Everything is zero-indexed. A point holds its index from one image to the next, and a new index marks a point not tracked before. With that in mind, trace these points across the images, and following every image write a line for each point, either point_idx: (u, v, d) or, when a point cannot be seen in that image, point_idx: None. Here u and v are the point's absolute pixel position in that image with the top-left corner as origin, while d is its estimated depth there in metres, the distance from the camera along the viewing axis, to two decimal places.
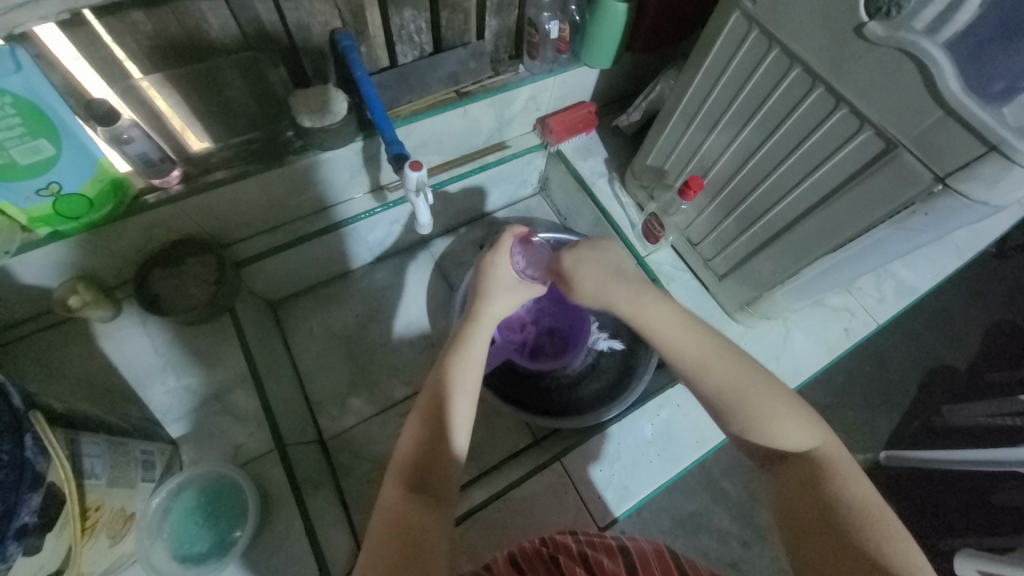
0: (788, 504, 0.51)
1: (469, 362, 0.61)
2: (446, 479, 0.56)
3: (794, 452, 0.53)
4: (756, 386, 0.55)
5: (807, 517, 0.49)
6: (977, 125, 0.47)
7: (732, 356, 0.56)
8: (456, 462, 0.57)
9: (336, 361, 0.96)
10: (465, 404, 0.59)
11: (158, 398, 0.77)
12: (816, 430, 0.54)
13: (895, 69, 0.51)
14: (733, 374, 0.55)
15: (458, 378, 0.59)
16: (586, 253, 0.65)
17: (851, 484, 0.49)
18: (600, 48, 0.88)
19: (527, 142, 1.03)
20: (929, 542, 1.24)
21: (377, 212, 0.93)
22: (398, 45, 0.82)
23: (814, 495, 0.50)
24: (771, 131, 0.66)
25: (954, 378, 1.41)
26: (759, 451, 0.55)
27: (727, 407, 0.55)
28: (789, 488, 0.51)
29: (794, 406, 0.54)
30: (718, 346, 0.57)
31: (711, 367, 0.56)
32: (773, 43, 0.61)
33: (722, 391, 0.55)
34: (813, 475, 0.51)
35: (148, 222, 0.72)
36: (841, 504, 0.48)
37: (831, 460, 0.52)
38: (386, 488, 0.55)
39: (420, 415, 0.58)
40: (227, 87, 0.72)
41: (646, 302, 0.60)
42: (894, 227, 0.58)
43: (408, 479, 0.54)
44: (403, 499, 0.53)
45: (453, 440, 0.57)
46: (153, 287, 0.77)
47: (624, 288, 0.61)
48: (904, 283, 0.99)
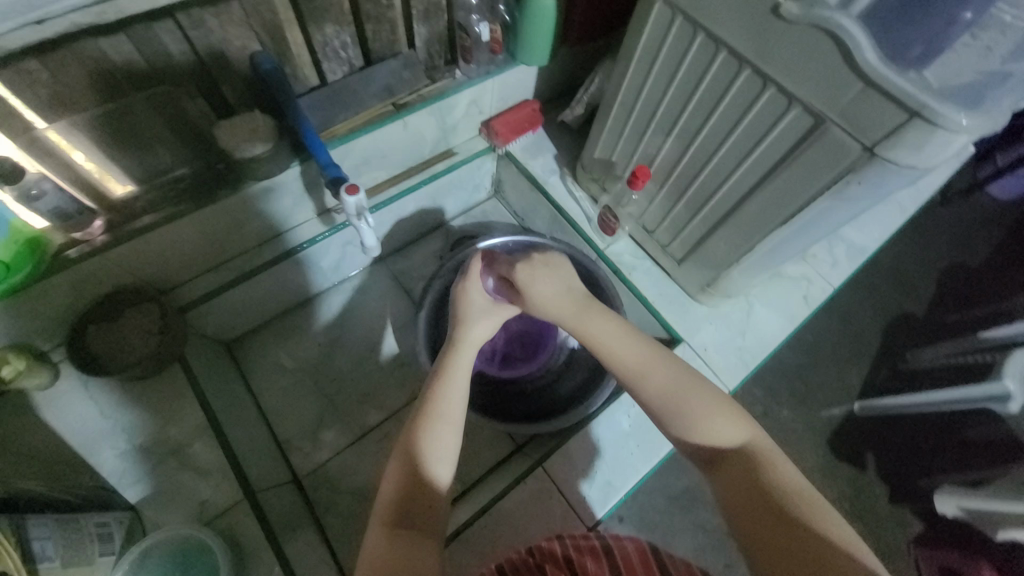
0: (729, 496, 0.50)
1: (446, 390, 0.61)
2: (430, 512, 0.54)
3: (729, 446, 0.52)
4: (689, 385, 0.56)
5: (746, 500, 0.48)
6: (897, 95, 0.48)
7: (666, 364, 0.58)
8: (439, 494, 0.56)
9: (302, 394, 0.93)
10: (444, 433, 0.58)
11: (109, 462, 0.71)
12: (747, 423, 0.54)
13: (813, 46, 0.52)
14: (668, 380, 0.57)
15: (437, 406, 0.59)
16: (539, 268, 0.65)
17: (785, 471, 0.50)
18: (534, 46, 0.87)
19: (474, 146, 1.01)
20: (910, 484, 1.29)
21: (324, 237, 0.89)
22: (325, 63, 0.78)
23: (752, 481, 0.49)
24: (707, 116, 0.66)
25: (913, 325, 1.47)
26: (697, 449, 0.54)
27: (664, 408, 0.55)
28: (729, 478, 0.50)
29: (725, 405, 0.55)
30: (656, 353, 0.59)
31: (648, 371, 0.57)
32: (697, 29, 0.61)
33: (661, 394, 0.56)
34: (749, 465, 0.50)
35: (77, 278, 0.68)
36: (777, 488, 0.48)
37: (764, 451, 0.52)
38: (370, 530, 0.53)
39: (400, 449, 0.58)
40: (144, 124, 0.67)
41: (595, 318, 0.61)
42: (833, 198, 0.59)
43: (390, 517, 0.53)
44: (386, 536, 0.51)
45: (435, 470, 0.56)
46: (91, 345, 0.73)
47: (572, 304, 0.62)
48: (854, 244, 1.02)
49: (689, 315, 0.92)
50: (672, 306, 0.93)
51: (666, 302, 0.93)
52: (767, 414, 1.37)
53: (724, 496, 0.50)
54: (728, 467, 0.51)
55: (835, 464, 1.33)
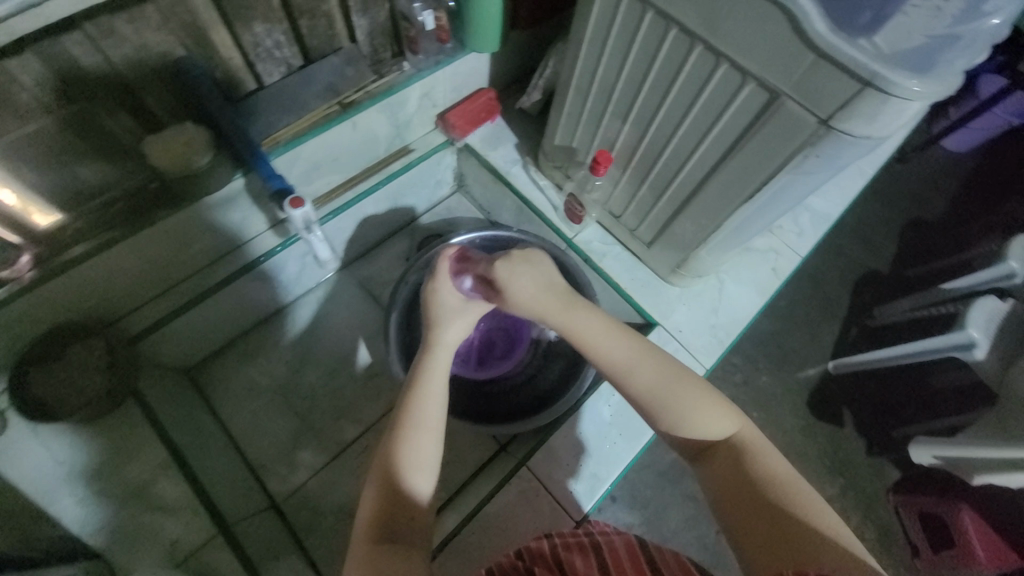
0: (717, 488, 0.51)
1: (422, 397, 0.58)
2: (414, 526, 0.53)
3: (717, 440, 0.53)
4: (677, 378, 0.55)
5: (733, 492, 0.49)
6: (849, 65, 0.47)
7: (652, 358, 0.56)
8: (422, 505, 0.54)
9: (275, 414, 0.90)
10: (423, 443, 0.56)
11: (70, 510, 0.66)
12: (735, 415, 0.54)
13: (762, 18, 0.50)
14: (654, 374, 0.55)
15: (414, 414, 0.57)
16: (519, 264, 0.61)
17: (773, 460, 0.50)
18: (483, 32, 0.83)
19: (431, 141, 0.97)
20: (885, 434, 1.34)
21: (279, 251, 0.85)
22: (260, 65, 0.73)
23: (740, 473, 0.50)
24: (663, 97, 0.65)
25: (878, 283, 1.50)
26: (687, 444, 0.55)
27: (651, 404, 0.54)
28: (717, 471, 0.51)
29: (712, 398, 0.54)
30: (642, 347, 0.57)
31: (633, 367, 0.56)
32: (646, 6, 0.58)
33: (648, 390, 0.55)
34: (736, 458, 0.51)
35: (8, 318, 0.63)
36: (765, 478, 0.48)
37: (751, 443, 0.52)
38: (353, 552, 0.51)
39: (379, 463, 0.56)
40: (60, 148, 0.62)
41: (578, 313, 0.59)
42: (792, 173, 0.59)
43: (373, 538, 0.51)
44: (369, 555, 0.49)
45: (416, 482, 0.55)
46: (36, 390, 0.67)
47: (556, 301, 0.59)
48: (818, 212, 1.03)
49: (662, 298, 0.92)
50: (645, 291, 0.92)
51: (638, 287, 0.92)
52: (747, 382, 1.39)
53: (713, 489, 0.51)
54: (717, 461, 0.52)
55: (813, 425, 1.36)
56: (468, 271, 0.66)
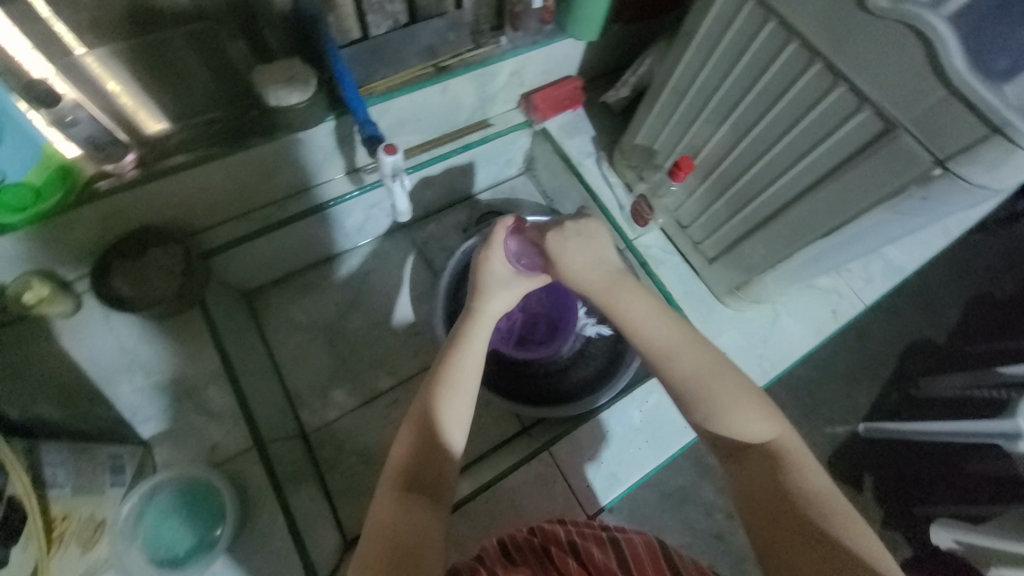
0: (745, 490, 0.51)
1: (465, 358, 0.59)
2: (442, 479, 0.54)
3: (753, 441, 0.52)
4: (719, 372, 0.55)
5: (762, 497, 0.49)
6: (982, 107, 0.44)
7: (695, 347, 0.56)
8: (452, 462, 0.55)
9: (316, 351, 0.93)
10: (460, 403, 0.57)
11: (126, 396, 0.73)
12: (776, 422, 0.53)
13: (896, 44, 0.48)
14: (696, 364, 0.55)
15: (454, 373, 0.58)
16: (571, 239, 0.62)
17: (808, 473, 0.49)
18: (586, 19, 0.83)
19: (511, 119, 0.98)
20: (904, 510, 1.29)
21: (353, 196, 0.87)
22: (370, 15, 0.75)
23: (772, 480, 0.49)
24: (765, 111, 0.63)
25: (932, 351, 1.43)
26: (719, 442, 0.54)
27: (687, 393, 0.55)
28: (749, 473, 0.51)
29: (754, 398, 0.54)
30: (687, 335, 0.57)
31: (674, 354, 0.56)
32: (770, 15, 0.57)
33: (686, 378, 0.55)
34: (770, 463, 0.51)
35: (106, 211, 0.67)
36: (797, 490, 0.48)
37: (787, 451, 0.51)
38: (381, 490, 0.53)
39: (414, 414, 0.57)
40: (181, 60, 0.67)
41: (623, 293, 0.60)
42: (889, 211, 0.56)
43: (402, 481, 0.53)
44: (397, 502, 0.51)
45: (449, 439, 0.56)
46: (115, 283, 0.72)
47: (601, 278, 0.61)
48: (892, 262, 0.98)
49: (712, 316, 0.90)
50: (697, 306, 0.91)
51: (690, 301, 0.91)
52: None
53: (742, 491, 0.51)
54: (750, 463, 0.52)
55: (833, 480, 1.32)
56: (517, 235, 0.67)
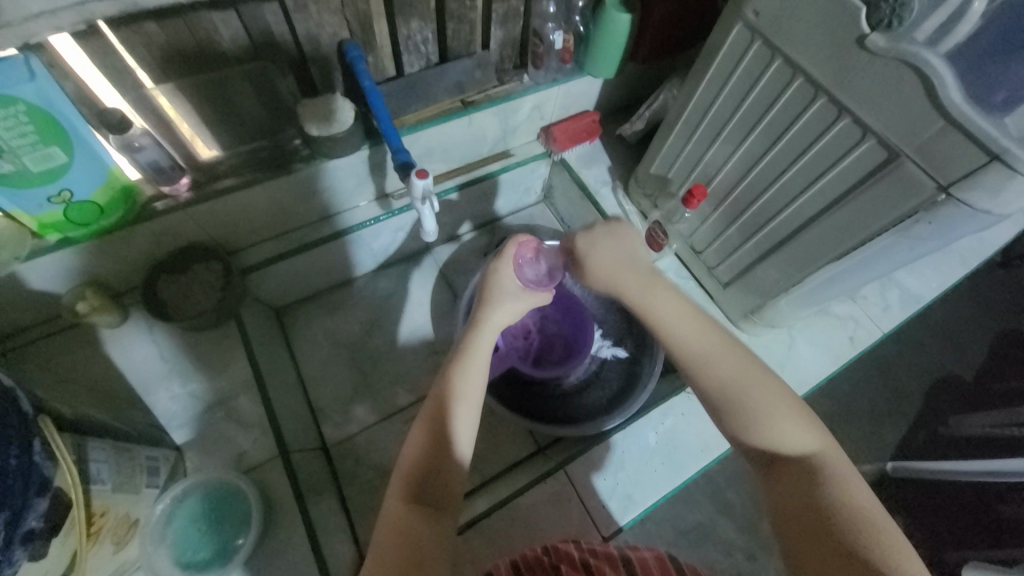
0: (781, 502, 0.51)
1: (472, 370, 0.61)
2: (448, 487, 0.55)
3: (793, 453, 0.53)
4: (757, 383, 0.56)
5: (798, 509, 0.49)
6: (979, 136, 0.47)
7: (735, 358, 0.58)
8: (459, 471, 0.56)
9: (339, 367, 0.97)
10: (468, 413, 0.58)
11: (163, 404, 0.77)
12: (816, 433, 0.54)
13: (896, 78, 0.52)
14: (736, 373, 0.57)
15: (464, 384, 0.59)
16: (601, 237, 0.66)
17: (847, 487, 0.50)
18: (603, 58, 0.89)
19: (531, 150, 1.03)
20: (936, 555, 1.22)
21: (382, 219, 0.93)
22: (405, 55, 0.82)
23: (809, 493, 0.50)
24: (774, 141, 0.66)
25: (959, 387, 1.39)
26: (757, 452, 0.55)
27: (726, 402, 0.56)
28: (784, 484, 0.52)
29: (796, 410, 0.55)
30: (727, 343, 0.59)
31: (715, 360, 0.58)
32: (776, 54, 0.61)
33: (728, 388, 0.56)
34: (807, 474, 0.51)
35: (157, 229, 0.73)
36: (834, 504, 0.48)
37: (827, 465, 0.52)
38: (390, 496, 0.54)
39: (424, 422, 0.58)
40: (238, 95, 0.73)
41: (658, 294, 0.63)
42: (898, 235, 0.58)
43: (411, 488, 0.54)
44: (406, 509, 0.52)
45: (457, 449, 0.57)
46: (160, 294, 0.78)
47: (637, 278, 0.64)
48: (909, 291, 0.99)
49: None
50: None
51: None
52: None
53: (778, 503, 0.51)
54: (786, 474, 0.52)
55: None
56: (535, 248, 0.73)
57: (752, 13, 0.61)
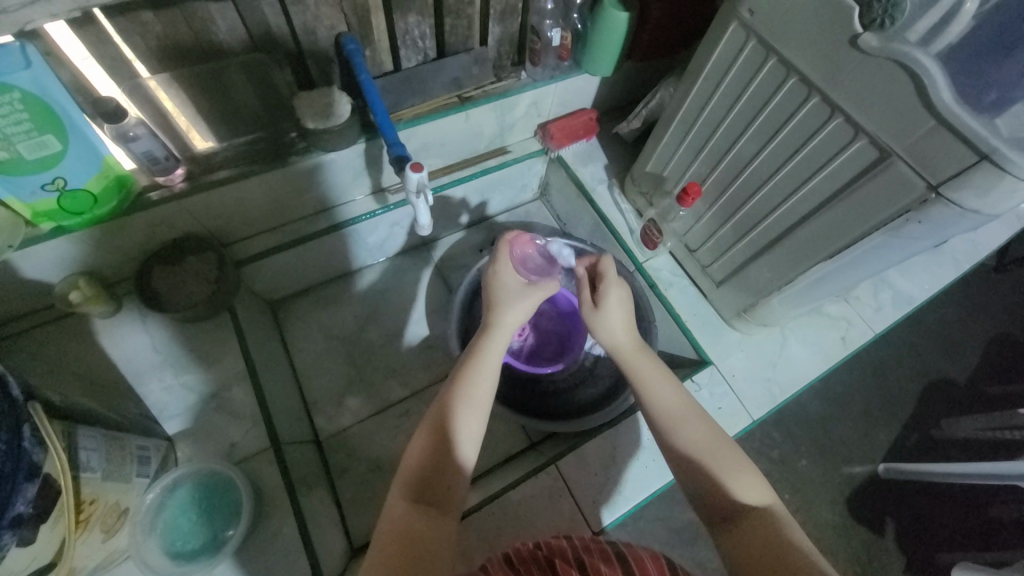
0: (740, 554, 0.50)
1: (479, 375, 0.61)
2: (451, 489, 0.55)
3: (752, 506, 0.53)
4: (721, 449, 0.58)
5: (758, 557, 0.48)
6: (970, 136, 0.47)
7: (702, 426, 0.59)
8: (462, 475, 0.56)
9: (333, 360, 0.97)
10: (473, 415, 0.58)
11: (155, 394, 0.77)
12: (765, 489, 0.55)
13: (888, 78, 0.52)
14: (699, 435, 0.58)
15: (476, 384, 0.60)
16: (625, 299, 0.68)
17: (803, 537, 0.50)
18: (600, 57, 0.89)
19: (528, 147, 1.03)
20: (926, 557, 1.23)
21: (379, 213, 0.93)
22: (402, 50, 0.82)
23: (770, 541, 0.49)
24: (767, 141, 0.67)
25: (952, 391, 1.39)
26: (714, 510, 0.54)
27: (695, 463, 0.57)
28: (742, 533, 0.51)
29: (747, 467, 0.56)
30: (691, 408, 0.61)
31: (683, 424, 0.59)
32: (770, 53, 0.62)
33: (693, 455, 0.57)
34: (764, 523, 0.51)
35: (152, 219, 0.73)
36: (794, 550, 0.48)
37: (777, 512, 0.53)
38: (391, 496, 0.54)
39: (427, 424, 0.58)
40: (233, 87, 0.73)
41: (640, 360, 0.64)
42: (889, 234, 0.59)
43: (413, 489, 0.54)
44: (407, 509, 0.52)
45: (460, 452, 0.57)
46: (154, 285, 0.78)
47: (632, 340, 0.66)
48: (901, 292, 0.99)
49: (721, 339, 0.91)
50: (705, 328, 0.92)
51: (699, 323, 0.93)
52: (784, 460, 1.31)
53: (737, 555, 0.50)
54: (741, 525, 0.51)
55: (852, 522, 1.26)
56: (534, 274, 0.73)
57: (748, 11, 0.62)
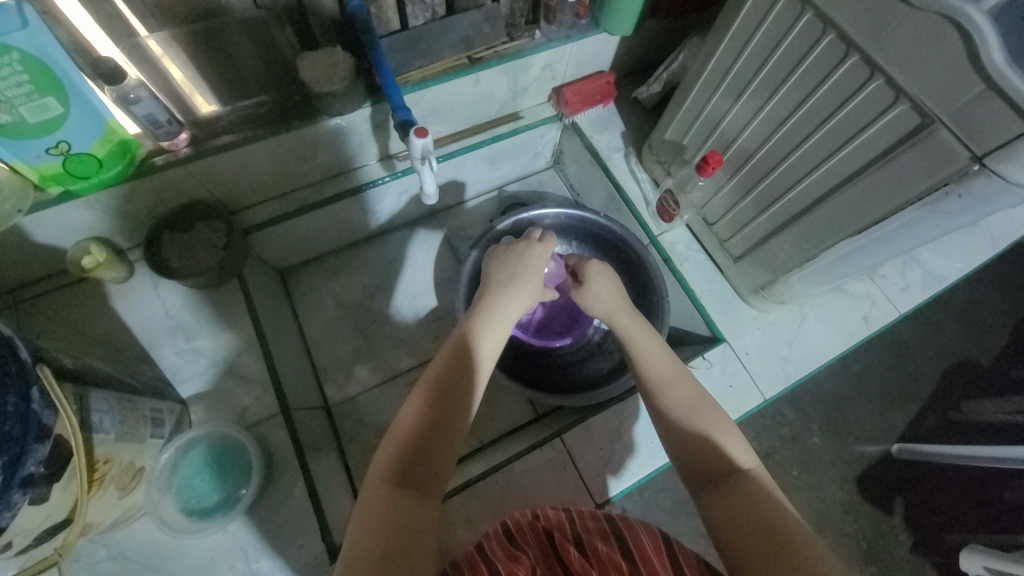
0: (724, 517, 0.49)
1: (470, 362, 0.60)
2: (434, 478, 0.53)
3: (737, 469, 0.52)
4: (708, 409, 0.57)
5: (743, 521, 0.47)
6: (1022, 102, 0.43)
7: (690, 385, 0.59)
8: (448, 463, 0.54)
9: (342, 329, 0.97)
10: (463, 402, 0.57)
11: (169, 358, 0.79)
12: (748, 454, 0.54)
13: (938, 35, 0.47)
14: (686, 397, 0.58)
15: (476, 359, 0.60)
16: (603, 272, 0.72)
17: (785, 501, 0.49)
18: (620, 15, 0.83)
19: (542, 112, 0.99)
20: (934, 537, 1.22)
21: (386, 181, 0.91)
22: (409, 6, 0.78)
23: (754, 506, 0.48)
24: (798, 105, 0.62)
25: (976, 373, 1.35)
26: (696, 471, 0.54)
27: (684, 423, 0.56)
28: (727, 497, 0.50)
29: (731, 427, 0.56)
30: (681, 372, 0.61)
31: (672, 386, 0.59)
32: (806, 6, 0.56)
33: (683, 415, 0.56)
34: (750, 489, 0.50)
35: (158, 185, 0.73)
36: (778, 516, 0.47)
37: (761, 479, 0.52)
38: (372, 481, 0.52)
39: (415, 410, 0.56)
40: (235, 47, 0.70)
41: (637, 328, 0.66)
42: (924, 210, 0.55)
43: (394, 475, 0.52)
44: (388, 494, 0.50)
45: (451, 437, 0.55)
46: (164, 250, 0.78)
47: (621, 308, 0.68)
48: (931, 271, 0.95)
49: (736, 316, 0.89)
50: (720, 305, 0.90)
51: (714, 300, 0.90)
52: (795, 437, 1.29)
53: (720, 519, 0.49)
54: (726, 491, 0.50)
55: (860, 501, 1.25)
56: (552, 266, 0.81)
57: None
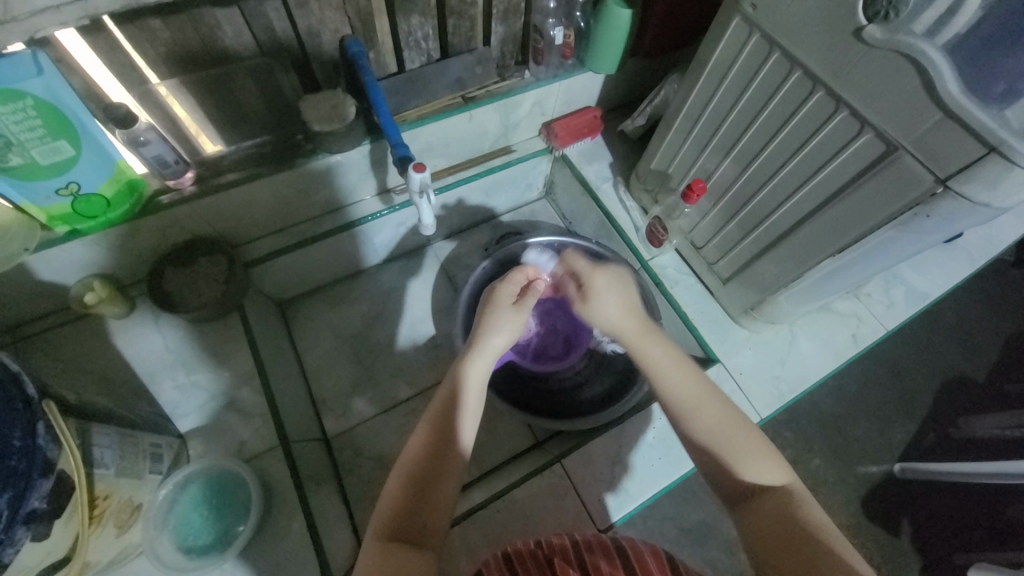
0: (755, 531, 0.50)
1: (461, 406, 0.60)
2: (428, 530, 0.52)
3: (766, 484, 0.53)
4: (738, 428, 0.57)
5: (771, 537, 0.48)
6: (977, 128, 0.47)
7: (716, 405, 0.58)
8: (442, 513, 0.54)
9: (340, 360, 0.98)
10: (452, 448, 0.57)
11: (167, 393, 0.79)
12: (782, 468, 0.54)
13: (894, 71, 0.51)
14: (714, 421, 0.57)
15: (468, 402, 0.60)
16: (613, 285, 0.69)
17: (819, 515, 0.50)
18: (604, 54, 0.89)
19: (533, 146, 1.03)
20: (944, 558, 1.20)
21: (384, 214, 0.94)
22: (405, 51, 0.83)
23: (786, 520, 0.49)
24: (773, 135, 0.66)
25: (969, 389, 1.36)
26: (730, 488, 0.54)
27: (708, 444, 0.56)
28: (762, 513, 0.50)
29: (761, 444, 0.56)
30: (709, 390, 0.60)
31: (699, 408, 0.58)
32: (773, 47, 0.61)
33: (706, 439, 0.57)
34: (782, 505, 0.51)
35: (163, 222, 0.75)
36: (809, 530, 0.48)
37: (797, 493, 0.52)
38: (367, 540, 0.51)
39: (407, 461, 0.56)
40: (240, 91, 0.74)
41: (649, 343, 0.64)
42: (897, 229, 0.58)
43: (388, 530, 0.51)
44: (381, 551, 0.49)
45: (443, 484, 0.55)
46: (166, 285, 0.79)
47: (635, 324, 0.66)
48: (914, 288, 0.98)
49: (728, 337, 0.91)
50: (713, 326, 0.92)
51: (706, 321, 0.92)
52: (796, 459, 1.29)
53: (752, 532, 0.50)
54: (759, 507, 0.51)
55: (866, 523, 1.24)
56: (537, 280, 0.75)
57: (751, 5, 0.61)
